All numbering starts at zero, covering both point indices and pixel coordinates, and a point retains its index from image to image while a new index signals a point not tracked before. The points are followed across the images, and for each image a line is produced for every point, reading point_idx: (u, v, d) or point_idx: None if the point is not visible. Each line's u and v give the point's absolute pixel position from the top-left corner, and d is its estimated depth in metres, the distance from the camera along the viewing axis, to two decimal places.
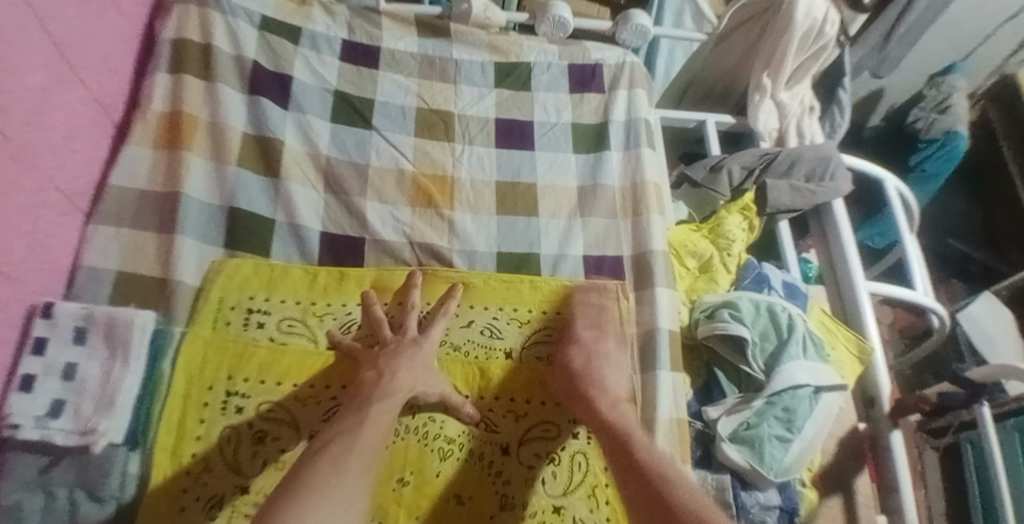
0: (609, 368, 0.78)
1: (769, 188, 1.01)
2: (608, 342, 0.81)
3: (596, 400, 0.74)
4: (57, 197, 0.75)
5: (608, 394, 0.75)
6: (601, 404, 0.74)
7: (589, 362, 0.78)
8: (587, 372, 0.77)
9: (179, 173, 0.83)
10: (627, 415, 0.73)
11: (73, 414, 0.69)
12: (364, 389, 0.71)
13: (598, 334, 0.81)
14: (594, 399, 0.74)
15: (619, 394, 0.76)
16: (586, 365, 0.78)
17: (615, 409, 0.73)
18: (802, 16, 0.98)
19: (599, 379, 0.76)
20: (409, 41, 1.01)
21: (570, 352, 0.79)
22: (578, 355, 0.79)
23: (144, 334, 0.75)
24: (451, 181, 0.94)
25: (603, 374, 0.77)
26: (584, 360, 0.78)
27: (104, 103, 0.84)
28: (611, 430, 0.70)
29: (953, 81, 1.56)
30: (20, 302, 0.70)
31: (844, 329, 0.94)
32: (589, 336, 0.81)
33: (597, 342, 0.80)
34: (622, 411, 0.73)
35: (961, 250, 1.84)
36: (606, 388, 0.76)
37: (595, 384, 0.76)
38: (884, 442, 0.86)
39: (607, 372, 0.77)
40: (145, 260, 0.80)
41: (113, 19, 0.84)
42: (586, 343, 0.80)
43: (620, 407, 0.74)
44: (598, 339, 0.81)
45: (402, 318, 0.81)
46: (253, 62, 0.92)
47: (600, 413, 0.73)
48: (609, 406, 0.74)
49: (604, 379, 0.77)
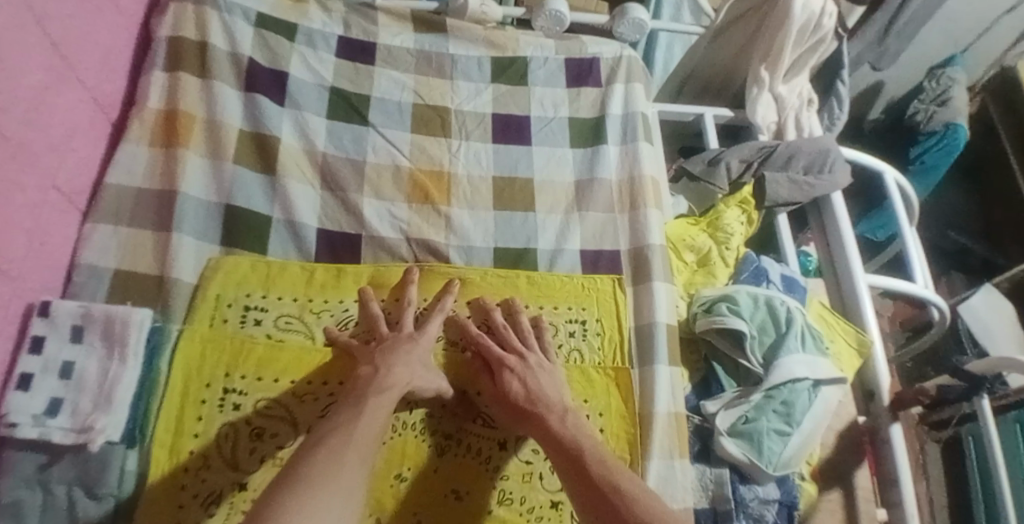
0: (545, 382, 0.74)
1: (768, 181, 0.99)
2: (534, 356, 0.77)
3: (546, 419, 0.71)
4: (56, 195, 0.75)
5: (555, 408, 0.72)
6: (551, 420, 0.71)
7: (527, 388, 0.74)
8: (525, 394, 0.73)
9: (176, 171, 0.83)
10: (581, 426, 0.71)
11: (72, 412, 0.69)
12: (359, 385, 0.71)
13: (522, 351, 0.77)
14: (545, 417, 0.71)
15: (565, 403, 0.73)
16: (525, 392, 0.74)
17: (567, 424, 0.71)
18: (800, 10, 0.98)
19: (542, 399, 0.73)
20: (405, 37, 1.00)
21: (505, 380, 0.75)
22: (513, 383, 0.74)
23: (142, 332, 0.74)
24: (449, 177, 0.93)
25: (544, 394, 0.73)
26: (522, 385, 0.74)
27: (102, 102, 0.84)
28: (567, 449, 0.68)
29: (953, 73, 1.56)
30: (20, 300, 0.70)
31: (842, 322, 0.94)
32: (513, 356, 0.76)
33: (525, 359, 0.76)
34: (574, 423, 0.71)
35: (961, 243, 1.81)
36: (552, 405, 0.72)
37: (539, 403, 0.72)
38: (884, 435, 0.86)
39: (546, 389, 0.74)
40: (143, 258, 0.80)
41: (110, 17, 0.84)
42: (516, 366, 0.75)
43: (571, 418, 0.71)
44: (524, 356, 0.77)
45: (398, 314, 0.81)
46: (249, 59, 0.92)
47: (551, 431, 0.70)
48: (561, 421, 0.71)
49: (547, 395, 0.73)
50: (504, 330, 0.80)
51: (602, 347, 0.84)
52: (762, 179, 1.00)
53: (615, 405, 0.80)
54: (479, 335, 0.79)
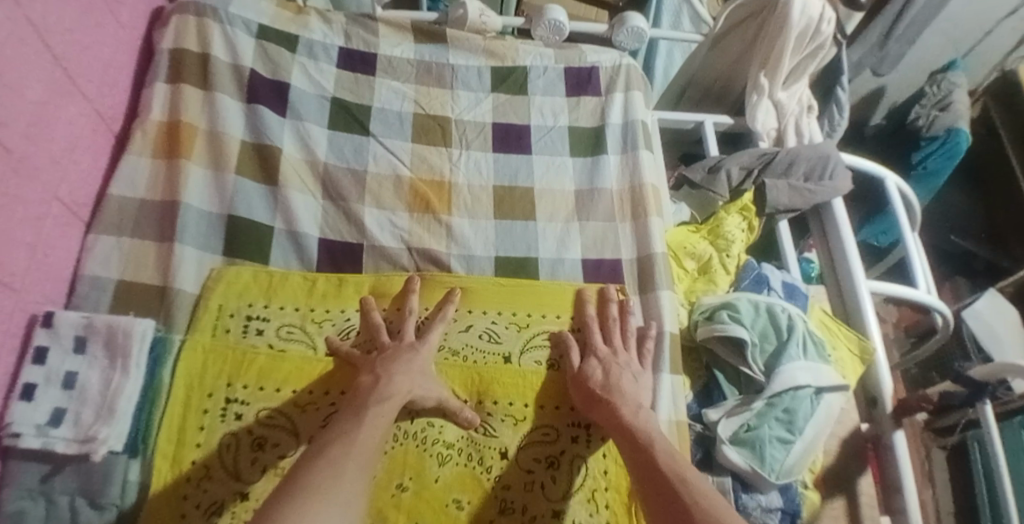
0: (625, 378, 0.77)
1: (768, 188, 1.00)
2: (627, 355, 0.81)
3: (618, 407, 0.73)
4: (58, 207, 0.75)
5: (630, 402, 0.74)
6: (623, 410, 0.73)
7: (607, 377, 0.77)
8: (604, 380, 0.77)
9: (177, 182, 0.84)
10: (651, 423, 0.73)
11: (74, 422, 0.70)
12: (360, 393, 0.71)
13: (617, 347, 0.81)
14: (616, 406, 0.74)
15: (639, 400, 0.75)
16: (605, 380, 0.77)
17: (638, 416, 0.73)
18: (799, 13, 0.98)
19: (618, 391, 0.75)
20: (405, 48, 1.01)
21: (588, 366, 0.79)
22: (596, 369, 0.78)
23: (144, 343, 0.75)
24: (449, 186, 0.94)
25: (621, 388, 0.76)
26: (603, 372, 0.78)
27: (104, 114, 0.84)
28: (635, 438, 0.70)
29: (953, 77, 1.55)
30: (23, 311, 0.71)
31: (845, 329, 0.93)
32: (606, 348, 0.81)
33: (615, 354, 0.80)
34: (644, 418, 0.73)
35: (963, 246, 1.81)
36: (627, 396, 0.75)
37: (614, 393, 0.75)
38: (887, 441, 0.86)
39: (624, 382, 0.77)
40: (145, 269, 0.81)
41: (112, 31, 0.85)
42: (605, 356, 0.80)
43: (643, 414, 0.73)
44: (616, 352, 0.81)
45: (400, 323, 0.81)
46: (251, 70, 0.93)
47: (620, 418, 0.72)
48: (632, 413, 0.73)
49: (625, 388, 0.76)
50: (592, 323, 0.83)
51: None
52: (763, 185, 1.00)
53: None
54: (591, 320, 0.84)
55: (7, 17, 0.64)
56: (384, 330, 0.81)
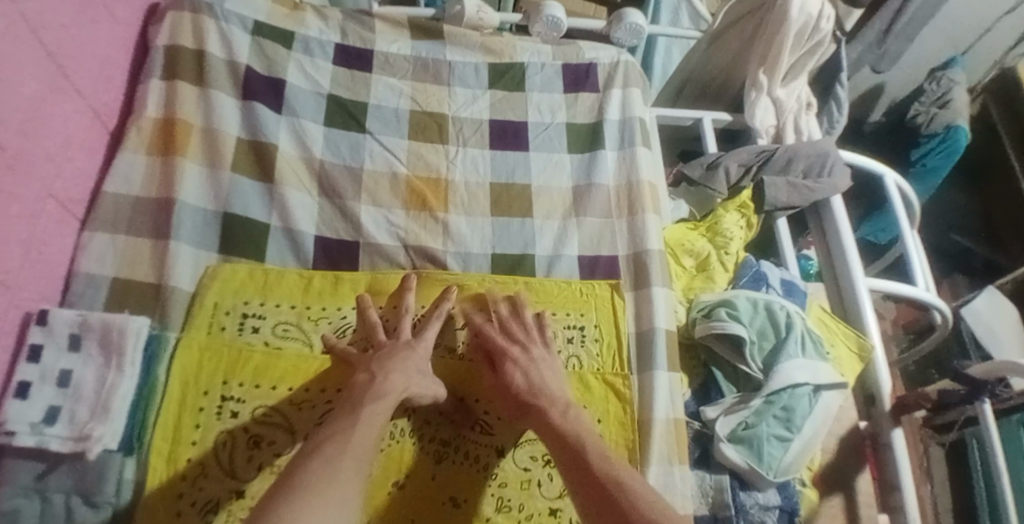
0: (547, 378, 0.75)
1: (766, 185, 1.00)
2: (538, 349, 0.78)
3: (547, 413, 0.71)
4: (52, 205, 0.75)
5: (558, 402, 0.73)
6: (552, 413, 0.71)
7: (530, 381, 0.75)
8: (527, 386, 0.74)
9: (173, 179, 0.83)
10: (582, 420, 0.71)
11: (69, 420, 0.69)
12: (356, 391, 0.71)
13: (524, 344, 0.78)
14: (545, 410, 0.72)
15: (566, 398, 0.74)
16: (527, 383, 0.75)
17: (568, 417, 0.71)
18: (797, 12, 0.97)
19: (544, 393, 0.73)
20: (401, 44, 1.00)
21: (507, 372, 0.76)
22: (516, 374, 0.75)
23: (140, 340, 0.74)
24: (446, 184, 0.93)
25: (546, 389, 0.74)
26: (524, 376, 0.75)
27: (99, 111, 0.84)
28: (568, 442, 0.68)
29: (953, 75, 1.56)
30: (17, 309, 0.70)
31: (842, 326, 0.93)
32: (515, 348, 0.77)
33: (528, 351, 0.78)
34: (574, 417, 0.71)
35: (964, 244, 1.80)
36: (554, 397, 0.73)
37: (540, 397, 0.73)
38: (885, 439, 0.86)
39: (547, 382, 0.75)
40: (140, 267, 0.80)
41: (106, 27, 0.85)
42: (518, 358, 0.76)
43: (572, 411, 0.72)
44: (527, 350, 0.78)
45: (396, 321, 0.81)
46: (247, 67, 0.92)
47: (550, 421, 0.71)
48: (562, 415, 0.71)
49: (548, 389, 0.74)
50: (505, 321, 0.80)
51: (600, 354, 0.83)
52: (761, 182, 1.00)
53: (615, 411, 0.79)
54: (484, 323, 0.81)
55: (1, 13, 0.63)
56: (380, 328, 0.80)
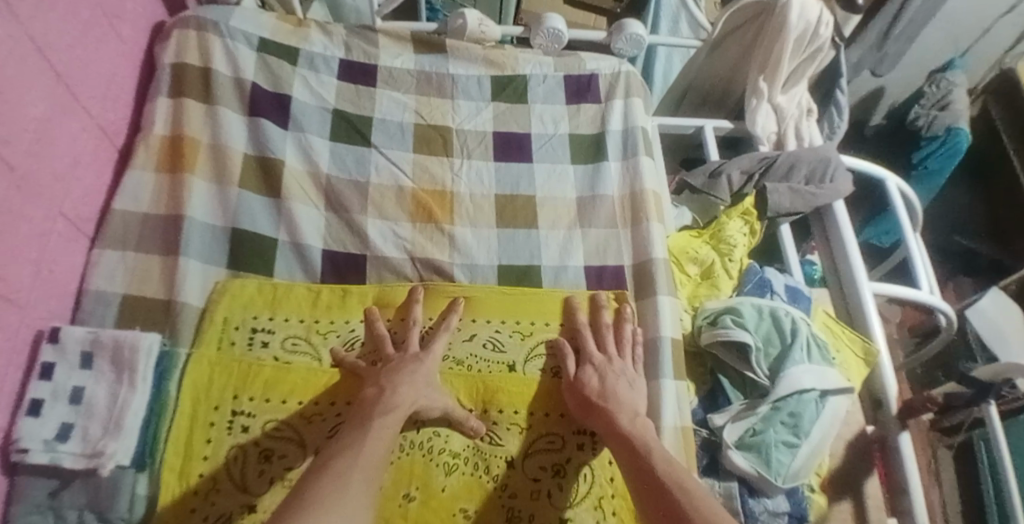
0: (621, 386, 0.77)
1: (769, 191, 1.00)
2: (621, 362, 0.80)
3: (615, 415, 0.74)
4: (62, 223, 0.76)
5: (626, 408, 0.75)
6: (620, 418, 0.73)
7: (603, 385, 0.77)
8: (600, 388, 0.76)
9: (181, 195, 0.84)
10: (646, 428, 0.73)
11: (82, 437, 0.70)
12: (366, 405, 0.72)
13: (611, 354, 0.81)
14: (615, 413, 0.74)
15: (635, 407, 0.76)
16: (601, 387, 0.77)
17: (634, 423, 0.73)
18: (796, 17, 0.99)
19: (614, 398, 0.76)
20: (405, 58, 1.01)
21: (584, 373, 0.78)
22: (592, 377, 0.78)
23: (150, 357, 0.75)
24: (451, 196, 0.94)
25: (617, 395, 0.76)
26: (599, 379, 0.78)
27: (107, 129, 0.85)
28: (632, 444, 0.71)
29: (953, 77, 1.55)
30: (29, 327, 0.71)
31: (847, 331, 0.94)
32: (601, 356, 0.80)
33: (610, 360, 0.80)
34: (641, 424, 0.73)
35: (966, 246, 1.82)
36: (623, 403, 0.75)
37: (610, 400, 0.75)
38: (893, 443, 0.86)
39: (619, 389, 0.77)
40: (150, 283, 0.81)
41: (112, 45, 0.86)
42: (600, 363, 0.79)
43: (640, 421, 0.74)
44: (611, 360, 0.80)
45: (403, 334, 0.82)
46: (253, 83, 0.93)
47: (616, 425, 0.73)
48: (629, 420, 0.73)
49: (620, 397, 0.76)
50: (604, 330, 0.83)
51: None
52: (764, 189, 1.01)
53: None
54: (584, 327, 0.83)
55: (7, 36, 0.64)
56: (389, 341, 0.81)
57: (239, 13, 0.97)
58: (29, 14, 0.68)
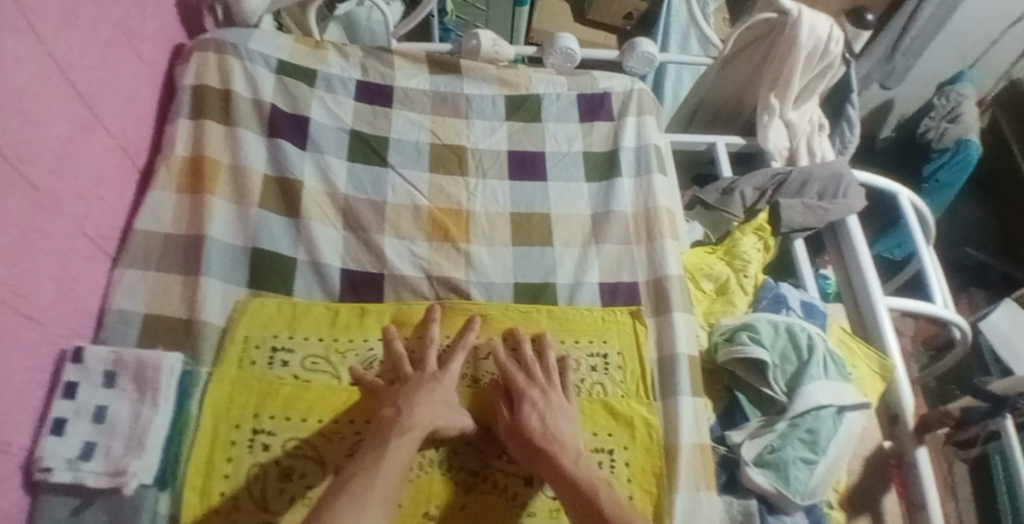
0: (561, 423, 0.76)
1: (782, 207, 1.01)
2: (556, 395, 0.78)
3: (559, 458, 0.72)
4: (84, 242, 0.78)
5: (569, 450, 0.73)
6: (564, 460, 0.72)
7: (544, 425, 0.75)
8: (541, 430, 0.74)
9: (202, 215, 0.86)
10: (591, 469, 0.72)
11: (104, 456, 0.71)
12: (384, 424, 0.72)
13: (544, 388, 0.78)
14: (558, 456, 0.72)
15: (576, 446, 0.74)
16: (542, 428, 0.74)
17: (578, 464, 0.72)
18: (806, 35, 1.00)
19: (557, 438, 0.74)
20: (420, 79, 1.03)
21: (523, 414, 0.76)
22: (532, 418, 0.75)
23: (172, 376, 0.76)
24: (466, 215, 0.95)
25: (560, 435, 0.74)
26: (539, 421, 0.75)
27: (128, 150, 0.87)
28: (580, 488, 0.69)
29: (962, 89, 1.56)
30: (51, 345, 0.72)
31: (863, 347, 0.94)
32: (537, 391, 0.77)
33: (546, 394, 0.78)
34: (585, 465, 0.72)
35: (979, 259, 1.79)
36: (566, 445, 0.74)
37: (553, 441, 0.73)
38: (910, 458, 0.86)
39: (560, 428, 0.75)
40: (171, 302, 0.82)
41: (133, 67, 0.87)
42: (537, 400, 0.76)
43: (582, 460, 0.73)
44: (547, 395, 0.78)
45: (421, 353, 0.82)
46: (271, 105, 0.95)
47: (564, 469, 0.71)
48: (573, 462, 0.72)
49: (562, 436, 0.74)
50: (532, 361, 0.81)
51: (624, 380, 0.84)
52: (776, 204, 1.01)
53: (640, 437, 0.80)
54: (508, 362, 0.81)
55: (29, 58, 0.66)
56: (406, 359, 0.81)
57: (258, 35, 0.99)
58: (51, 36, 0.69)
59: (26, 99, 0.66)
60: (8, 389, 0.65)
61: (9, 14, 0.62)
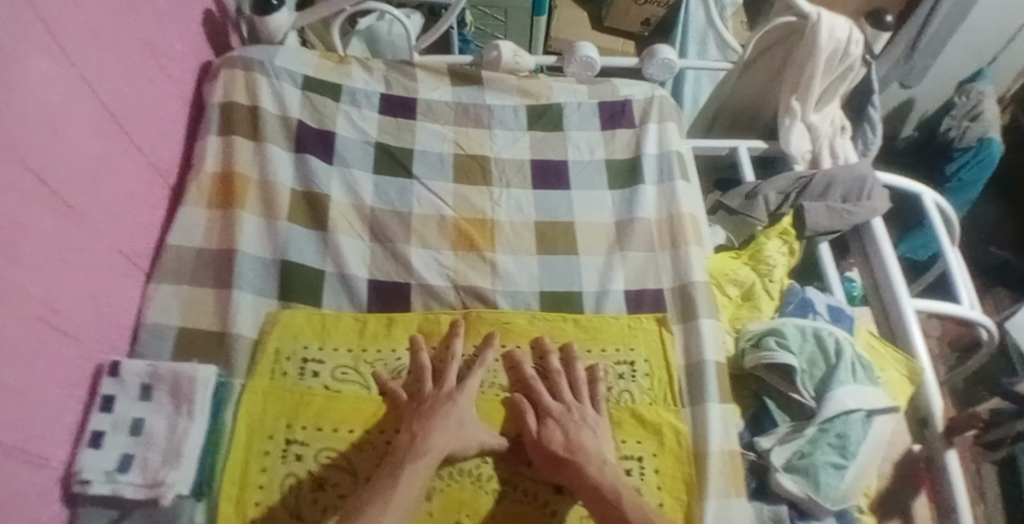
0: (586, 436, 0.77)
1: (806, 210, 1.01)
2: (583, 409, 0.79)
3: (585, 467, 0.74)
4: (118, 258, 0.79)
5: (595, 457, 0.75)
6: (590, 469, 0.74)
7: (568, 438, 0.76)
8: (565, 443, 0.75)
9: (233, 230, 0.88)
10: (618, 476, 0.74)
11: (142, 468, 0.73)
12: (399, 451, 0.73)
13: (571, 402, 0.80)
14: (584, 465, 0.74)
15: (604, 454, 0.76)
16: (566, 440, 0.76)
17: (605, 472, 0.73)
18: (826, 38, 1.00)
19: (581, 449, 0.75)
20: (443, 91, 1.04)
21: (547, 429, 0.77)
22: (556, 432, 0.77)
23: (207, 388, 0.77)
24: (491, 224, 0.96)
25: (583, 444, 0.76)
26: (563, 435, 0.76)
27: (159, 167, 0.89)
28: (605, 497, 0.71)
29: (982, 86, 1.52)
30: (89, 360, 0.74)
31: (891, 350, 0.93)
32: (560, 406, 0.79)
33: (571, 409, 0.79)
34: (612, 473, 0.74)
35: (1001, 257, 1.75)
36: (594, 455, 0.75)
37: (578, 452, 0.75)
38: (940, 462, 0.85)
39: (585, 439, 0.76)
40: (203, 316, 0.84)
41: (163, 86, 0.90)
42: (560, 415, 0.78)
43: (610, 469, 0.74)
44: (572, 408, 0.79)
45: (443, 367, 0.83)
46: (298, 121, 0.97)
47: (590, 478, 0.73)
48: (598, 469, 0.74)
49: (589, 448, 0.75)
50: (557, 376, 0.82)
51: (651, 388, 0.84)
52: (800, 208, 1.01)
53: (669, 443, 0.80)
54: (535, 378, 0.82)
55: (62, 80, 0.68)
56: (431, 369, 0.83)
57: (284, 51, 1.01)
58: (81, 56, 0.71)
59: (61, 120, 0.68)
60: (47, 402, 0.66)
61: (38, 35, 0.64)
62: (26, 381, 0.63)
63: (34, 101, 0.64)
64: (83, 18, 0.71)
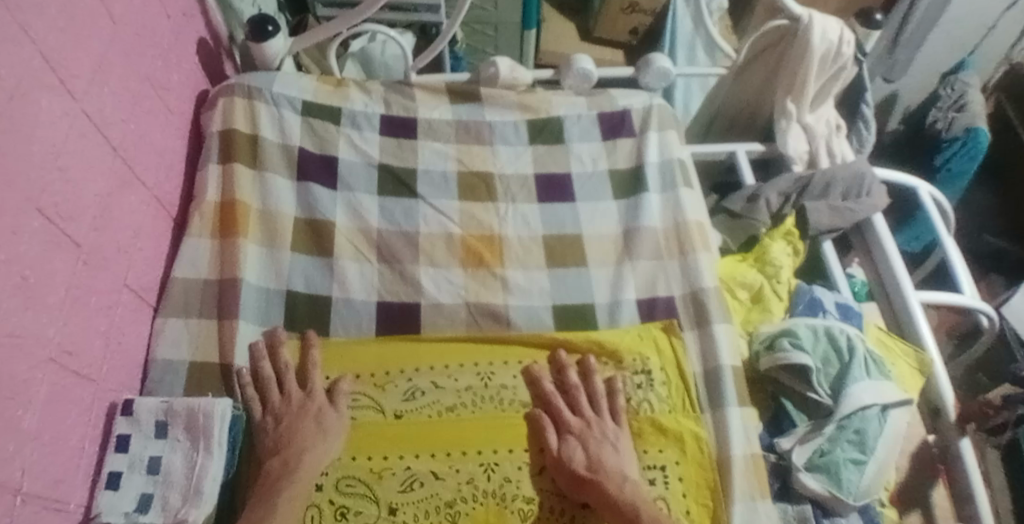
0: (607, 452, 0.77)
1: (808, 211, 1.02)
2: (603, 424, 0.80)
3: (606, 485, 0.73)
4: (127, 294, 0.78)
5: (615, 475, 0.75)
6: (609, 485, 0.73)
7: (589, 456, 0.76)
8: (586, 462, 0.76)
9: (236, 261, 0.87)
10: (641, 493, 0.74)
11: (161, 507, 0.72)
12: (272, 477, 0.72)
13: (589, 418, 0.80)
14: (604, 483, 0.74)
15: (623, 469, 0.76)
16: (587, 459, 0.76)
17: (626, 489, 0.73)
18: (819, 40, 1.02)
19: (603, 468, 0.75)
20: (443, 110, 1.04)
21: (567, 446, 0.77)
22: (575, 449, 0.77)
23: (224, 421, 0.76)
24: (500, 240, 0.96)
25: (604, 463, 0.76)
26: (583, 451, 0.77)
27: (162, 199, 0.88)
28: (624, 512, 0.71)
29: (966, 78, 1.56)
30: (103, 400, 0.73)
31: (900, 344, 0.93)
32: (579, 422, 0.80)
33: (590, 425, 0.80)
34: (632, 489, 0.73)
35: (995, 244, 1.78)
36: (621, 474, 0.75)
37: (599, 470, 0.75)
38: (955, 451, 0.85)
39: (605, 456, 0.76)
40: (214, 348, 0.83)
41: (163, 118, 0.89)
42: (580, 431, 0.79)
43: (631, 485, 0.74)
44: (590, 424, 0.80)
45: (288, 377, 0.82)
46: (299, 147, 0.97)
47: (612, 496, 0.73)
48: (618, 486, 0.74)
49: (610, 467, 0.75)
50: (576, 391, 0.82)
51: (669, 396, 0.84)
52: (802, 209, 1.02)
53: (691, 451, 0.80)
54: (553, 393, 0.82)
55: (68, 115, 0.67)
56: (273, 378, 0.82)
57: (282, 77, 1.01)
58: (84, 92, 0.70)
59: (68, 158, 0.67)
60: (64, 446, 0.65)
61: (42, 72, 0.63)
62: (44, 424, 0.61)
63: (40, 140, 0.63)
64: (85, 54, 0.70)
